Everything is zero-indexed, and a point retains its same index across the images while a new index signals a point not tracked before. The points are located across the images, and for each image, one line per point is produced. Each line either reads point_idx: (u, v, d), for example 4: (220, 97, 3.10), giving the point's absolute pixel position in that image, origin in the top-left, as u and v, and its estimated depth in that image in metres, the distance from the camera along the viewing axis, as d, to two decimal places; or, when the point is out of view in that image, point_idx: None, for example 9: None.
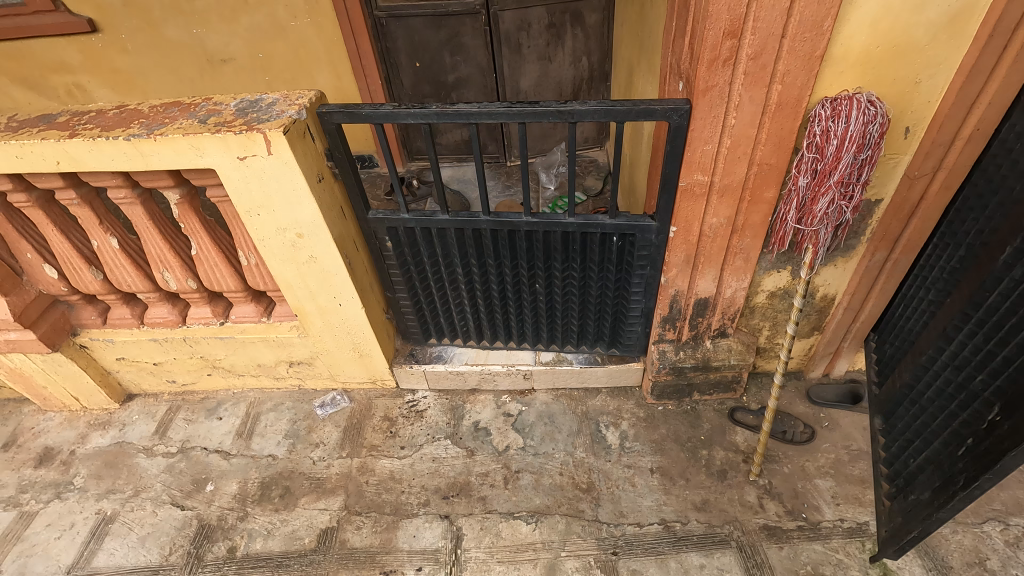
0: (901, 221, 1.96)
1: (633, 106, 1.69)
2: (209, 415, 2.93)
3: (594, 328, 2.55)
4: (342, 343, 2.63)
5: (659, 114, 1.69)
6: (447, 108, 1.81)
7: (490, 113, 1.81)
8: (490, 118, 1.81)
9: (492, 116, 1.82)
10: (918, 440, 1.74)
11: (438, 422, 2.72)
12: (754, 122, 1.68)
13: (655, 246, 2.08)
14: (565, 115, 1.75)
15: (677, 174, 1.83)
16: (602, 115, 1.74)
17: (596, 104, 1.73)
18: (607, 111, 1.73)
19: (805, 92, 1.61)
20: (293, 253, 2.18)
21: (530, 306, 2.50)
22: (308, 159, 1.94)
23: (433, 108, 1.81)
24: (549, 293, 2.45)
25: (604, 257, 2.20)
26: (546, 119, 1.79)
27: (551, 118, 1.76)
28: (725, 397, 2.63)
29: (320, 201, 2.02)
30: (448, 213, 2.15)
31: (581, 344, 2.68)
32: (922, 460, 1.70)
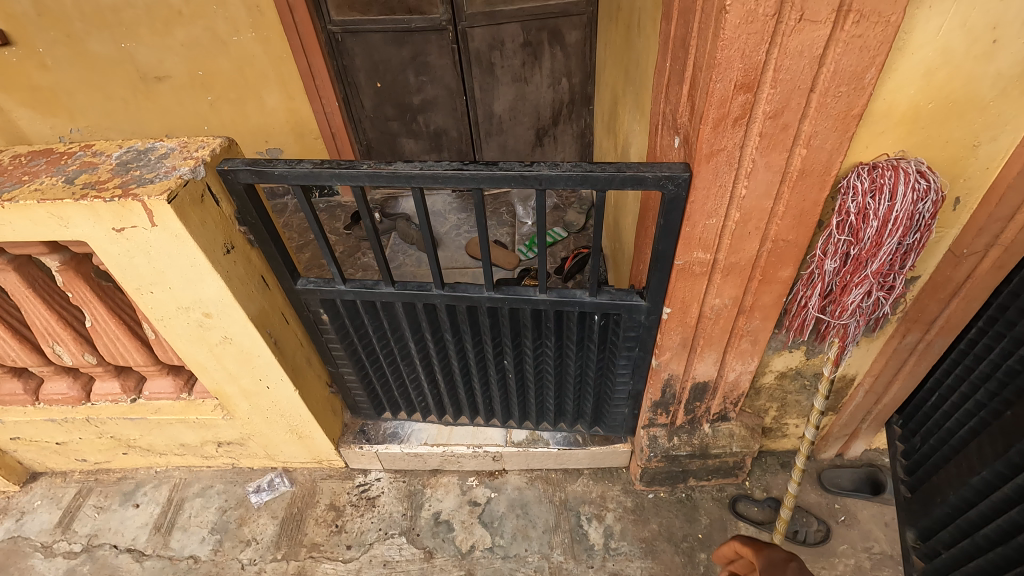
0: (940, 301, 1.61)
1: (617, 172, 1.30)
2: (124, 501, 2.50)
3: (573, 407, 2.17)
4: (276, 425, 2.21)
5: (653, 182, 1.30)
6: (381, 168, 1.41)
7: (433, 177, 1.39)
8: (434, 181, 1.41)
9: (440, 179, 1.40)
10: None
11: (392, 513, 2.32)
12: (770, 192, 1.32)
13: (645, 327, 1.71)
14: (531, 180, 1.36)
15: (673, 250, 1.46)
16: (578, 182, 1.33)
17: (569, 167, 1.34)
18: (584, 178, 1.33)
19: (835, 158, 1.26)
20: (202, 334, 1.76)
21: (498, 383, 2.12)
22: (208, 227, 1.52)
23: (365, 169, 1.41)
24: (520, 370, 2.06)
25: (583, 333, 1.81)
26: (507, 184, 1.39)
27: (513, 184, 1.36)
28: (726, 482, 2.27)
29: (228, 276, 1.61)
30: (392, 285, 1.74)
31: (559, 421, 2.30)
32: None
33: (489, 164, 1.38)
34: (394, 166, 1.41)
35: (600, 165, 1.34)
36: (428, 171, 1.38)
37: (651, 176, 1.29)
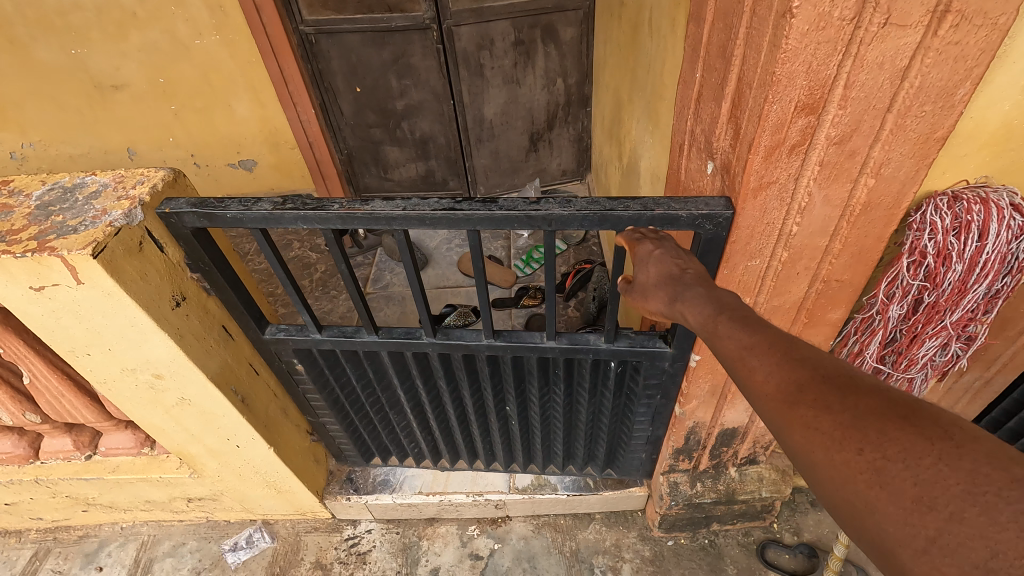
0: (1006, 339, 1.41)
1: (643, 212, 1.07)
2: (86, 564, 2.25)
3: (584, 452, 1.95)
4: (251, 481, 1.97)
5: (688, 222, 1.07)
6: (355, 208, 1.16)
7: (418, 218, 1.15)
8: (421, 223, 1.17)
9: (427, 221, 1.16)
10: None
11: (385, 571, 2.10)
12: (826, 229, 1.10)
13: (669, 374, 1.49)
14: (538, 221, 1.12)
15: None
16: (596, 222, 1.10)
17: (584, 203, 1.10)
18: (603, 218, 1.10)
19: (908, 188, 1.04)
20: (154, 396, 1.52)
21: (500, 429, 1.89)
22: (150, 279, 1.27)
23: (336, 210, 1.16)
24: (525, 416, 1.84)
25: (597, 379, 1.59)
26: (509, 224, 1.16)
27: (515, 225, 1.13)
28: (752, 526, 2.07)
29: (180, 333, 1.36)
30: (376, 333, 1.51)
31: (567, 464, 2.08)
32: None
33: (486, 201, 1.14)
34: (371, 205, 1.17)
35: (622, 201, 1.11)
36: (412, 212, 1.14)
37: (684, 214, 1.06)
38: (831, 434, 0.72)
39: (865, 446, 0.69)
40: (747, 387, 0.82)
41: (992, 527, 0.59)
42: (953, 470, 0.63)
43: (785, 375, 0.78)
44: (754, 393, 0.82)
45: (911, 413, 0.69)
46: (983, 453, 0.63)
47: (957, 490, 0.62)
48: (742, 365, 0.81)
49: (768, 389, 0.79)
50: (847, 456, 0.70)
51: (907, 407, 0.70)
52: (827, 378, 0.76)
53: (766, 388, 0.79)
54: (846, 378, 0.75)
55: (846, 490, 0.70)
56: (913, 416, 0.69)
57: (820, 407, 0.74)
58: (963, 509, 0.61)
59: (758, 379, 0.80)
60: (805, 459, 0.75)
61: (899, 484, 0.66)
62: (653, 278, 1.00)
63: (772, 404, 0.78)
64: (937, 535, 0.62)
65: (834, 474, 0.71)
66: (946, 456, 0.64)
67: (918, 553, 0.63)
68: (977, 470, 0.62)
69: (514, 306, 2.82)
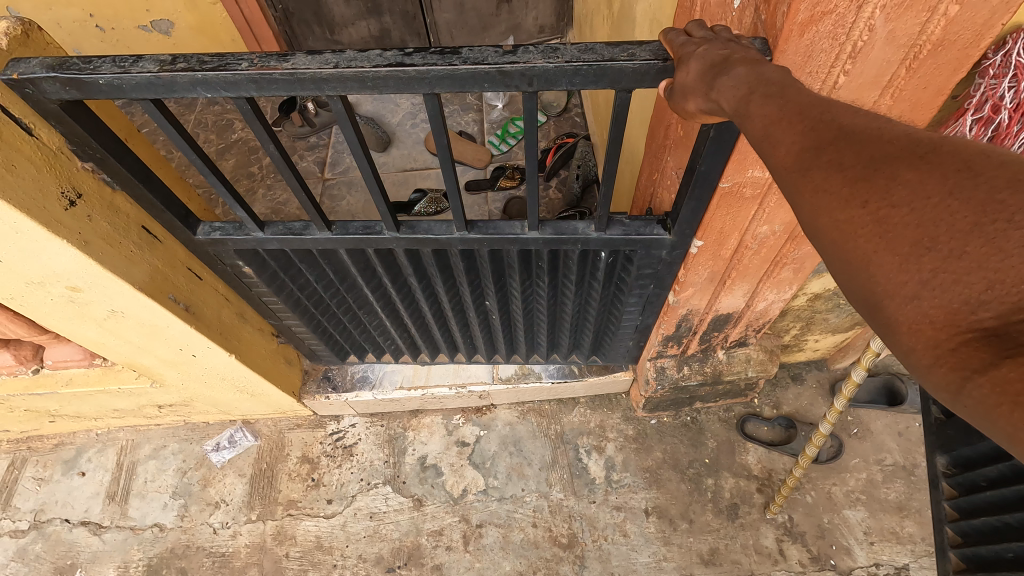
0: None
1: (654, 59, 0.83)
2: (67, 470, 2.22)
3: (569, 341, 1.87)
4: (220, 387, 1.87)
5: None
6: (271, 66, 0.87)
7: (358, 78, 0.87)
8: (362, 85, 0.89)
9: (370, 81, 0.89)
10: None
11: (373, 461, 2.11)
12: (881, 78, 0.87)
13: (665, 263, 1.33)
14: (515, 78, 0.86)
15: (719, 171, 1.01)
16: (591, 78, 0.86)
17: (575, 49, 0.84)
18: (600, 72, 0.86)
19: (999, 17, 0.79)
20: (79, 310, 1.31)
21: (480, 323, 1.78)
22: (23, 173, 1.00)
23: (245, 69, 0.87)
24: (506, 309, 1.71)
25: (584, 269, 1.43)
26: (479, 86, 0.90)
27: (490, 85, 0.87)
28: (733, 402, 2.09)
29: (86, 239, 1.12)
30: (330, 230, 1.29)
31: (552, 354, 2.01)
32: None
33: (447, 51, 0.87)
34: (292, 61, 0.87)
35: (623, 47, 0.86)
36: (349, 70, 0.86)
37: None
38: (832, 190, 0.59)
39: (869, 197, 0.56)
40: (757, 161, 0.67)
41: (995, 257, 0.47)
42: (964, 204, 0.50)
43: (801, 138, 0.62)
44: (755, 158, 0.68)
45: (933, 148, 0.54)
46: (1006, 177, 0.49)
47: (964, 225, 0.50)
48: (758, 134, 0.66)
49: (767, 148, 0.65)
50: (844, 210, 0.57)
51: (928, 140, 0.55)
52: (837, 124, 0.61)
53: (766, 154, 0.66)
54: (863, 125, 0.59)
55: (834, 244, 0.59)
56: (933, 150, 0.54)
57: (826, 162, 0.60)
58: (966, 244, 0.49)
59: (760, 140, 0.66)
60: (799, 223, 0.63)
61: (897, 228, 0.54)
62: (695, 74, 0.75)
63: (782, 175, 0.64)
64: (931, 276, 0.51)
65: (827, 235, 0.59)
66: (960, 187, 0.51)
67: (906, 304, 0.53)
68: (991, 197, 0.49)
69: (491, 188, 2.57)
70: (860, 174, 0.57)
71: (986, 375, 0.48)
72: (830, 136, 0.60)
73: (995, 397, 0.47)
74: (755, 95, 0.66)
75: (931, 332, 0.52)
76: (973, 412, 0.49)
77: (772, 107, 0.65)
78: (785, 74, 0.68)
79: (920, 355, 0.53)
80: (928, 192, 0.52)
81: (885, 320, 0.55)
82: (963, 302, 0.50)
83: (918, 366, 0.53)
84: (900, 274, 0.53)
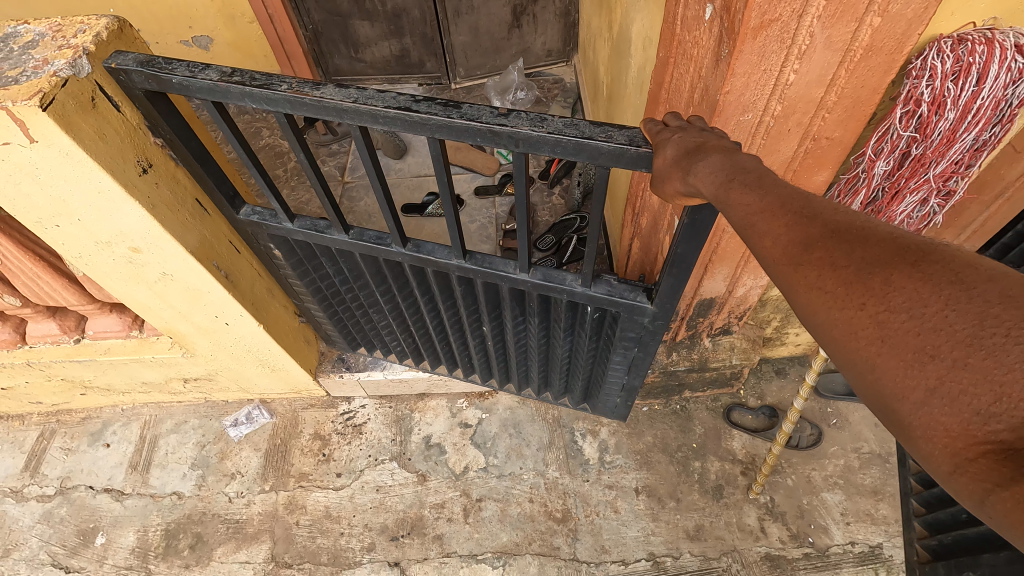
0: (982, 204, 1.43)
1: (627, 145, 0.95)
2: (93, 442, 2.35)
3: (561, 383, 2.00)
4: (245, 360, 2.03)
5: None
6: (304, 92, 1.07)
7: (371, 114, 1.07)
8: (374, 120, 1.09)
9: (382, 118, 1.08)
10: None
11: (381, 439, 2.25)
12: (824, 77, 1.06)
13: (647, 330, 1.46)
14: (504, 137, 1.03)
15: (695, 254, 1.15)
16: (569, 149, 1.00)
17: (560, 124, 0.99)
18: (579, 145, 0.99)
19: (914, 28, 0.98)
20: (135, 271, 1.49)
21: (477, 347, 1.92)
22: (111, 140, 1.19)
23: (283, 90, 1.06)
24: (500, 339, 1.86)
25: (573, 317, 1.59)
26: (474, 140, 1.06)
27: (480, 139, 1.04)
28: (720, 392, 2.23)
29: (152, 202, 1.31)
30: (346, 232, 1.47)
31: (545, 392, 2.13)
32: None
33: (450, 104, 1.04)
34: (321, 91, 1.07)
35: (605, 129, 1.00)
36: (364, 106, 1.05)
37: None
38: (831, 292, 0.66)
39: (868, 301, 0.62)
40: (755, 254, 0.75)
41: (997, 371, 0.53)
42: (958, 316, 0.56)
43: (795, 236, 0.70)
44: (753, 251, 0.76)
45: (918, 256, 0.61)
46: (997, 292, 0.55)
47: (962, 337, 0.56)
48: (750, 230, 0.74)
49: (763, 244, 0.73)
50: (844, 313, 0.64)
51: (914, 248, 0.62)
52: (825, 226, 0.69)
53: (763, 250, 0.73)
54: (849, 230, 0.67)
55: (842, 345, 0.66)
56: (921, 259, 0.61)
57: (822, 265, 0.67)
58: (967, 355, 0.55)
59: (754, 236, 0.74)
60: (806, 320, 0.70)
61: (899, 336, 0.60)
62: (670, 157, 0.84)
63: (781, 271, 0.71)
64: (938, 384, 0.57)
65: (832, 335, 0.66)
66: (954, 300, 0.57)
67: (916, 407, 0.59)
68: (986, 313, 0.55)
69: (498, 194, 2.77)
70: (856, 280, 0.64)
71: (1008, 490, 0.53)
72: (823, 237, 0.68)
73: (1017, 513, 0.52)
74: (738, 185, 0.74)
75: (949, 441, 0.57)
76: (1001, 522, 0.54)
77: (760, 204, 0.73)
78: (762, 167, 0.76)
79: (941, 464, 0.58)
80: (925, 301, 0.59)
81: (902, 422, 0.62)
82: (975, 415, 0.55)
83: (942, 472, 0.59)
84: (909, 380, 0.59)
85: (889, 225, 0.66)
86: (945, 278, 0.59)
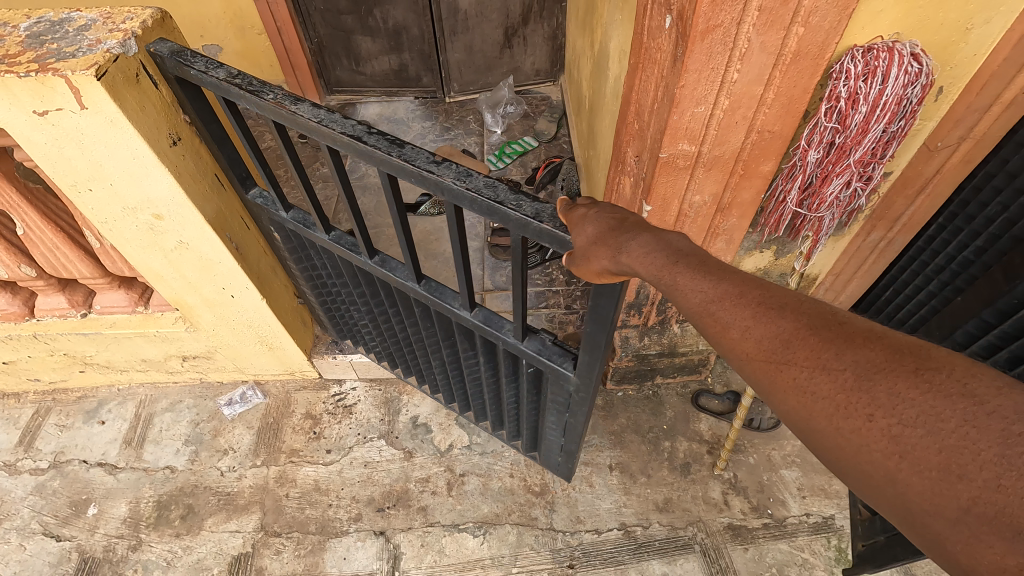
0: (907, 198, 1.65)
1: (530, 218, 1.04)
2: (88, 419, 2.43)
3: (513, 426, 2.00)
4: (245, 336, 2.15)
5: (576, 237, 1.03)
6: (283, 104, 1.22)
7: (330, 135, 1.19)
8: (334, 143, 1.22)
9: (339, 141, 1.21)
10: None
11: (369, 419, 2.36)
12: (762, 77, 1.27)
13: (573, 398, 1.50)
14: (432, 184, 1.13)
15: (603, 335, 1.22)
16: (483, 208, 1.10)
17: (482, 188, 1.09)
18: (492, 208, 1.09)
19: (832, 38, 1.20)
20: (154, 239, 1.63)
21: (439, 370, 1.96)
22: (149, 113, 1.36)
23: (267, 99, 1.22)
24: (456, 370, 1.87)
25: (512, 366, 1.62)
26: (411, 181, 1.17)
27: (413, 181, 1.15)
28: (689, 379, 2.40)
29: (179, 172, 1.47)
30: (327, 233, 1.59)
31: (499, 432, 2.13)
32: None
33: (395, 144, 1.17)
34: (298, 107, 1.22)
35: (519, 198, 1.09)
36: (325, 128, 1.18)
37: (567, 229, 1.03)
38: (830, 400, 0.70)
39: (875, 412, 0.66)
40: (730, 352, 0.81)
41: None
42: (978, 430, 0.60)
43: (770, 334, 0.76)
44: (724, 347, 0.82)
45: (915, 362, 0.66)
46: (1018, 410, 0.59)
47: (992, 456, 0.58)
48: (716, 324, 0.81)
49: (738, 342, 0.79)
50: (851, 422, 0.68)
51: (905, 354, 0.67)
52: (806, 324, 0.75)
53: (740, 343, 0.78)
54: (831, 327, 0.73)
55: (851, 454, 0.69)
56: (922, 366, 0.66)
57: (812, 366, 0.72)
58: (1001, 477, 0.58)
59: (719, 325, 0.81)
60: (808, 428, 0.73)
61: (916, 449, 0.63)
62: (590, 235, 0.94)
63: (761, 369, 0.77)
64: (971, 504, 0.59)
65: (838, 441, 0.70)
66: (972, 416, 0.61)
67: (953, 525, 0.61)
68: (1009, 430, 0.58)
69: None
70: (856, 388, 0.68)
71: None
72: (810, 341, 0.73)
73: None
74: (692, 278, 0.83)
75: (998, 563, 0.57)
76: None
77: (719, 294, 0.81)
78: (701, 254, 0.86)
79: None
80: (940, 414, 0.63)
81: (934, 537, 0.63)
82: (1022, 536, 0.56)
83: None
84: (935, 496, 0.62)
85: (874, 326, 0.72)
86: (946, 384, 0.63)
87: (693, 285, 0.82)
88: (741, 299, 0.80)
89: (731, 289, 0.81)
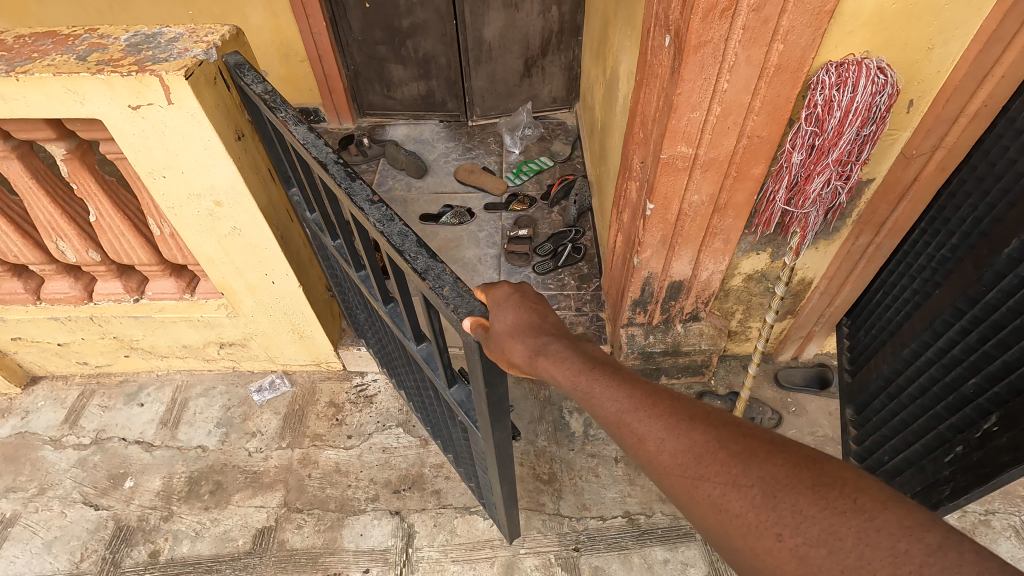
0: (890, 203, 1.81)
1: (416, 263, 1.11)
2: (129, 401, 2.61)
3: (466, 470, 1.97)
4: (279, 324, 2.34)
5: (454, 297, 1.07)
6: (288, 124, 1.45)
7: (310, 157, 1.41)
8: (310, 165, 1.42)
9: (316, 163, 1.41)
10: (898, 406, 1.81)
11: (389, 408, 2.50)
12: (748, 87, 1.46)
13: (490, 458, 1.45)
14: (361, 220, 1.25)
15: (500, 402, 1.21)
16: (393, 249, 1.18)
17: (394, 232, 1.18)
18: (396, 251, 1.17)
19: (808, 53, 1.39)
20: (211, 224, 1.85)
21: (414, 388, 2.04)
22: (221, 111, 1.59)
23: (279, 117, 1.46)
24: (427, 406, 1.90)
25: (450, 411, 1.62)
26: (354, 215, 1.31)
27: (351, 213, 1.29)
28: (693, 381, 2.52)
29: (240, 163, 1.69)
30: (332, 240, 1.76)
31: (460, 470, 2.10)
32: (897, 422, 1.80)
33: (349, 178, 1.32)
34: (298, 127, 1.46)
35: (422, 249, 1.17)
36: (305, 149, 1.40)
37: (445, 289, 1.07)
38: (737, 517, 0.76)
39: (782, 530, 0.72)
40: (645, 465, 0.87)
41: None
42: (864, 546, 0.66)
43: (681, 449, 0.83)
44: (644, 465, 0.88)
45: (802, 479, 0.74)
46: (899, 524, 0.66)
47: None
48: (631, 436, 0.88)
49: (655, 458, 0.85)
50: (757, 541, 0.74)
51: (793, 471, 0.76)
52: (713, 439, 0.83)
53: (659, 458, 0.85)
54: (737, 441, 0.81)
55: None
56: (814, 481, 0.74)
57: (723, 483, 0.78)
58: None
59: (636, 439, 0.87)
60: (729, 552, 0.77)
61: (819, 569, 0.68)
62: (506, 325, 1.01)
63: (672, 482, 0.83)
64: None
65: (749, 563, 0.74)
66: (863, 533, 0.67)
67: None
68: (896, 545, 0.64)
69: (504, 209, 3.18)
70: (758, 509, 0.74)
71: None
72: (716, 459, 0.80)
73: None
74: (608, 391, 0.92)
75: None
76: None
77: (627, 404, 0.89)
78: (613, 368, 0.96)
79: None
80: (836, 532, 0.68)
81: None
82: None
83: None
84: None
85: (766, 440, 0.81)
86: (832, 498, 0.71)
87: (610, 402, 0.91)
88: (658, 418, 0.87)
89: (649, 406, 0.89)
